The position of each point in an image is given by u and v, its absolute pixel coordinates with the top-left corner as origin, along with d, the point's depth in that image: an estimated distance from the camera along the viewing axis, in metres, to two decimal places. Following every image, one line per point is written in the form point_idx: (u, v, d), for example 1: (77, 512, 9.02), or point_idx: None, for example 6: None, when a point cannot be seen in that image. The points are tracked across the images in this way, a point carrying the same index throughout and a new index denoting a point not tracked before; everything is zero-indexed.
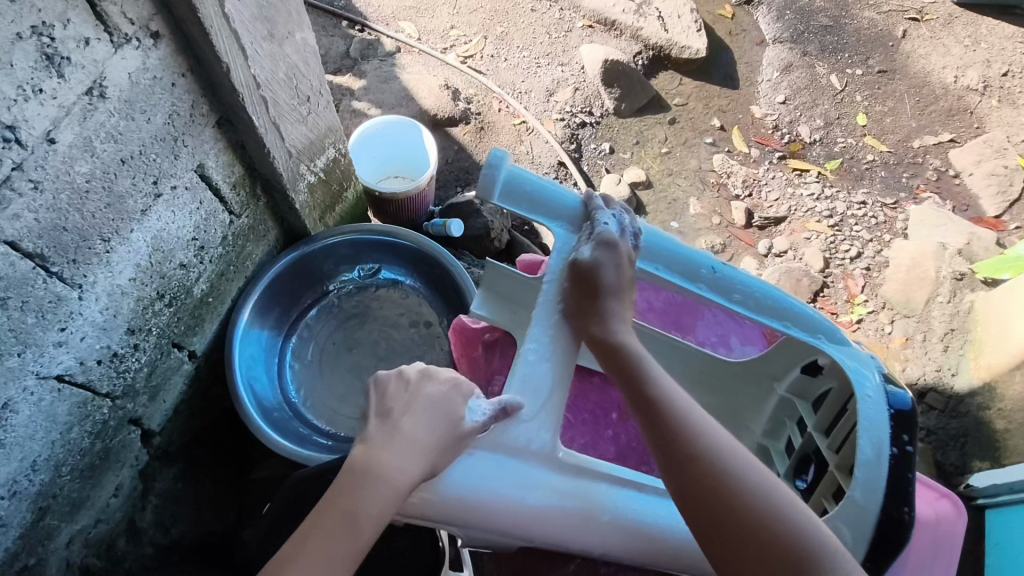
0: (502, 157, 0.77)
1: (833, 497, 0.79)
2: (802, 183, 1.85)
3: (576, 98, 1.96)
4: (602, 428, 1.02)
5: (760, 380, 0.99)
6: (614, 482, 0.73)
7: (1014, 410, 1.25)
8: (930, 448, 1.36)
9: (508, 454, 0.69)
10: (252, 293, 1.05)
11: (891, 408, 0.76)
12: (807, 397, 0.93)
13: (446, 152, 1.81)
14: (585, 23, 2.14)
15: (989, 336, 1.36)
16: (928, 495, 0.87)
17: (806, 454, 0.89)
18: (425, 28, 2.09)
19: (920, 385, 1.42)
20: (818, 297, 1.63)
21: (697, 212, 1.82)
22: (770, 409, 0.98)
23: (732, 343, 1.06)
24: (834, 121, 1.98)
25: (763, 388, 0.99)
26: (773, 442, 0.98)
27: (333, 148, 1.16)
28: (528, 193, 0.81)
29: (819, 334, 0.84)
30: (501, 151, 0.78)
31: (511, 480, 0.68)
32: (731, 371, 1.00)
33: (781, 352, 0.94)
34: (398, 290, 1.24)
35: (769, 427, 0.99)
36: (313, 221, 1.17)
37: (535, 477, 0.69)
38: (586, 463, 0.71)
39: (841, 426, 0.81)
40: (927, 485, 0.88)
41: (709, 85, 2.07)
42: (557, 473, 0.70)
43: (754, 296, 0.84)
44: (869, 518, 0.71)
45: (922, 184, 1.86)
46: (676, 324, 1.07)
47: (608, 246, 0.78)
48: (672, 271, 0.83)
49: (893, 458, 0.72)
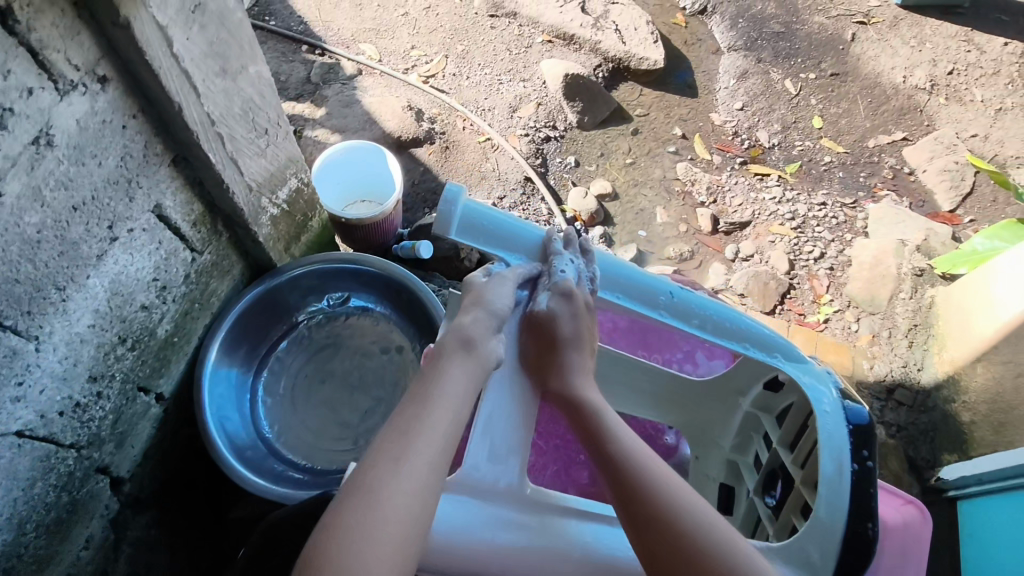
0: (458, 193, 0.79)
1: (800, 514, 0.81)
2: (764, 187, 1.89)
3: (539, 113, 1.98)
4: (574, 453, 1.05)
5: (727, 396, 1.02)
6: (580, 517, 0.75)
7: (980, 403, 1.33)
8: (903, 444, 1.37)
9: (477, 496, 0.73)
10: (219, 329, 1.04)
11: (849, 424, 0.78)
12: (771, 411, 0.95)
13: (412, 173, 1.81)
14: (544, 38, 2.16)
15: (951, 330, 1.40)
16: (893, 501, 0.88)
17: (773, 470, 0.91)
18: (386, 50, 2.09)
19: (889, 381, 1.44)
20: (785, 299, 1.64)
21: (664, 221, 1.84)
22: (738, 423, 1.00)
23: (698, 360, 1.09)
24: (792, 125, 2.03)
25: (730, 403, 1.02)
26: (743, 456, 0.99)
27: (294, 179, 1.15)
28: (486, 228, 0.84)
29: (775, 352, 0.85)
30: (457, 186, 0.79)
31: (482, 521, 0.72)
32: (698, 387, 1.03)
33: (746, 367, 0.97)
34: (368, 317, 1.23)
35: (737, 442, 1.01)
36: (278, 253, 1.15)
37: (501, 514, 0.72)
38: (549, 498, 0.75)
39: (805, 441, 0.83)
40: (890, 491, 0.90)
41: (669, 95, 2.11)
42: (522, 510, 0.73)
43: (712, 319, 0.86)
44: (835, 536, 0.72)
45: (879, 182, 1.91)
46: (643, 343, 1.10)
47: (563, 296, 0.81)
48: (633, 300, 0.86)
49: (854, 474, 0.75)
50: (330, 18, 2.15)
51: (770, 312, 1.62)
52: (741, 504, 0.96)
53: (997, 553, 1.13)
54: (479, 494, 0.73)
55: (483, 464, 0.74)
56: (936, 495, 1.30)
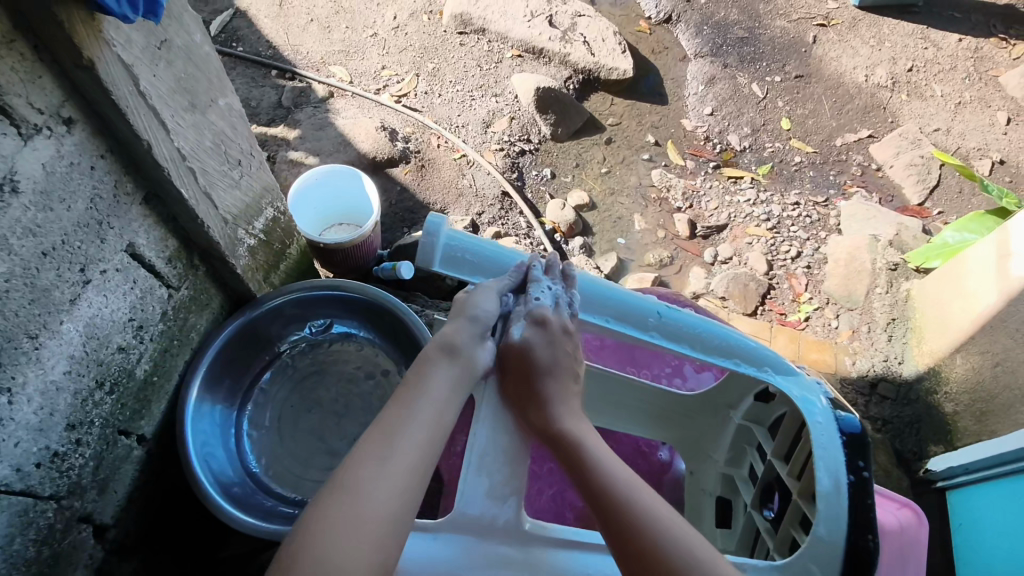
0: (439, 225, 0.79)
1: (800, 528, 0.80)
2: (738, 190, 1.91)
3: (513, 127, 1.99)
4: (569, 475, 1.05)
5: (718, 410, 1.03)
6: (569, 546, 0.74)
7: (960, 393, 1.32)
8: (889, 438, 1.38)
9: (473, 535, 0.72)
10: (200, 365, 1.02)
11: (843, 434, 0.79)
12: (763, 423, 0.95)
13: (389, 193, 1.80)
14: (514, 53, 2.17)
15: (928, 322, 1.43)
16: (889, 505, 0.91)
17: (768, 483, 0.91)
18: (356, 71, 2.09)
19: (872, 376, 1.46)
20: (766, 299, 1.66)
21: (642, 228, 1.85)
22: (729, 435, 1.01)
23: (686, 372, 1.10)
24: (761, 128, 2.06)
25: (721, 416, 1.03)
26: (737, 469, 1.00)
27: (270, 208, 1.14)
28: (469, 258, 0.83)
29: (766, 367, 0.86)
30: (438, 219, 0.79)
31: (479, 560, 0.71)
32: (688, 400, 1.04)
33: (733, 380, 0.98)
34: (353, 342, 1.22)
35: (731, 455, 1.01)
36: (257, 283, 1.14)
37: (488, 551, 0.71)
38: (537, 530, 0.74)
39: (799, 454, 0.84)
40: (885, 496, 0.93)
41: (640, 103, 2.13)
42: (510, 545, 0.72)
43: (700, 337, 0.86)
44: (836, 555, 0.72)
45: (849, 179, 1.95)
46: (631, 360, 1.11)
47: (539, 325, 0.78)
48: (621, 321, 0.86)
49: (852, 486, 0.75)
50: (299, 41, 2.14)
51: (752, 313, 1.63)
52: (740, 518, 0.96)
53: (987, 540, 1.14)
54: (476, 535, 0.72)
55: (467, 501, 0.73)
56: (925, 487, 1.32)
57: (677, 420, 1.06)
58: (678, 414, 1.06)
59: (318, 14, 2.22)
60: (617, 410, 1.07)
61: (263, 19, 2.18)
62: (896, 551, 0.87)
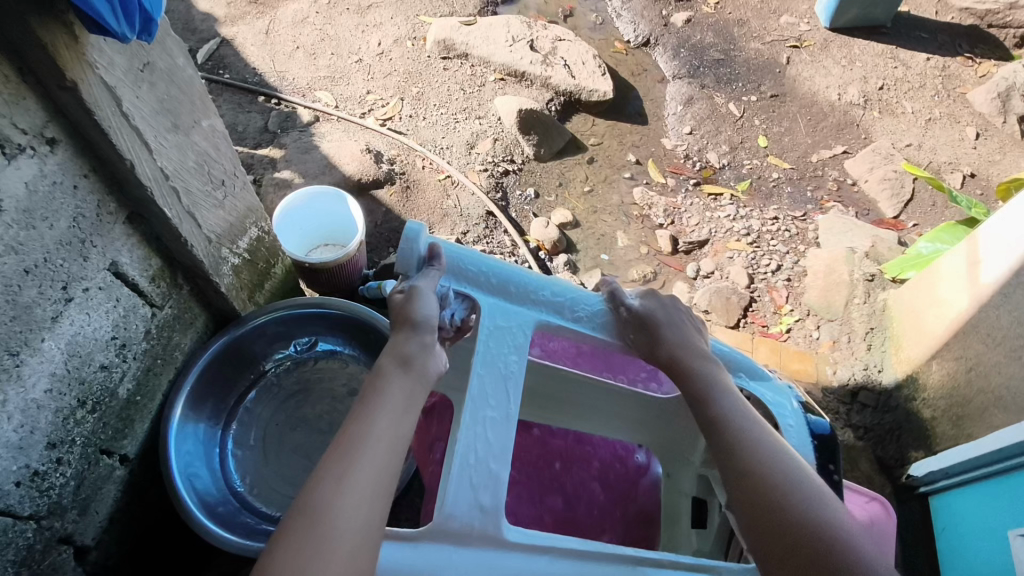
0: (418, 232, 0.83)
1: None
2: (718, 206, 1.95)
3: (496, 148, 2.02)
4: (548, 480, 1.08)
5: (694, 414, 1.04)
6: (557, 555, 0.73)
7: (936, 399, 1.32)
8: (870, 445, 1.40)
9: (452, 543, 0.70)
10: (185, 383, 1.02)
11: (814, 436, 0.82)
12: None
13: (374, 214, 1.82)
14: (496, 76, 2.22)
15: (905, 332, 1.45)
16: (859, 501, 0.94)
17: None
18: (342, 95, 2.13)
19: (852, 384, 1.48)
20: (748, 312, 1.69)
21: (625, 245, 1.88)
22: (706, 438, 1.03)
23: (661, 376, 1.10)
24: (739, 145, 2.11)
25: (697, 420, 1.04)
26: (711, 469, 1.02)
27: (254, 228, 1.15)
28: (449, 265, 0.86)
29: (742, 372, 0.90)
30: (416, 227, 0.83)
31: (460, 569, 0.69)
32: (664, 404, 1.05)
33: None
34: (337, 359, 1.22)
35: (707, 458, 1.03)
36: (241, 302, 1.14)
37: (480, 560, 0.70)
38: (530, 540, 0.72)
39: None
40: (855, 492, 0.97)
41: (621, 123, 2.18)
42: (501, 554, 0.71)
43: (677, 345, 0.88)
44: None
45: (826, 195, 1.99)
46: (607, 365, 1.10)
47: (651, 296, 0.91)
48: (608, 330, 0.89)
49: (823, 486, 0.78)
50: (285, 67, 2.18)
51: (734, 325, 1.66)
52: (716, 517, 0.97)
53: (969, 545, 1.15)
54: (455, 541, 0.70)
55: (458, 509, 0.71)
56: (908, 492, 1.33)
57: (657, 424, 1.08)
58: (659, 418, 1.07)
59: (304, 42, 2.27)
60: (592, 416, 1.08)
61: (249, 47, 2.22)
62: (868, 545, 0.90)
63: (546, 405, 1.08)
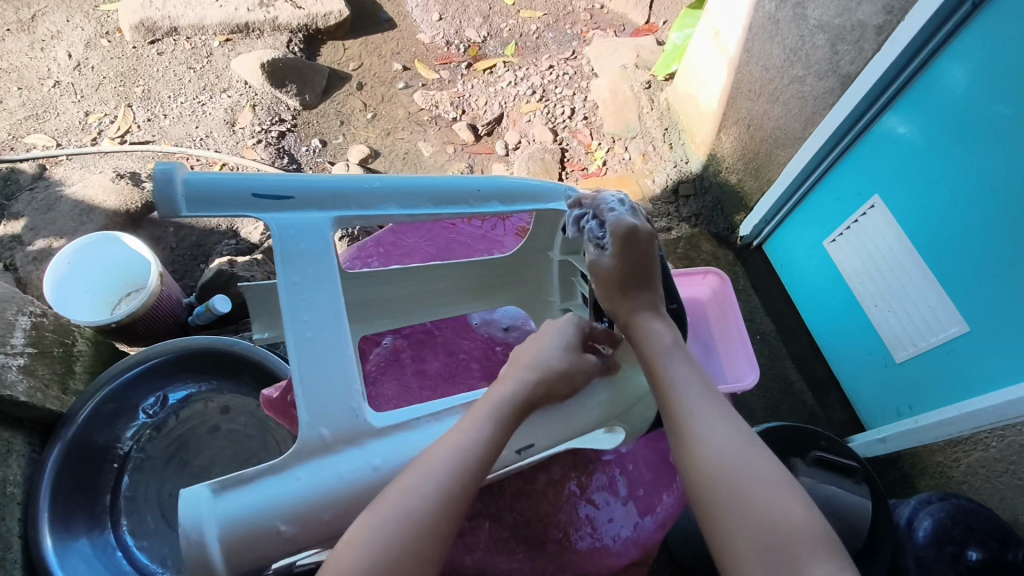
0: (196, 500, 0.53)
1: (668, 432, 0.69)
2: (497, 78, 1.95)
3: (259, 114, 1.83)
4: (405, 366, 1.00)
5: (535, 257, 0.99)
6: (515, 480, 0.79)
7: (733, 164, 1.49)
8: (705, 227, 1.58)
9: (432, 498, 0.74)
10: (40, 511, 0.94)
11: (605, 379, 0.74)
12: (578, 252, 0.94)
13: (164, 239, 1.60)
14: (220, 39, 1.96)
15: (693, 120, 1.62)
16: (695, 279, 0.96)
17: (596, 300, 0.91)
18: (58, 130, 1.78)
19: (672, 184, 1.64)
20: (566, 163, 1.74)
21: (431, 152, 1.83)
22: (556, 274, 0.99)
23: (494, 251, 1.10)
24: (490, 12, 2.09)
25: (541, 262, 0.99)
26: (573, 302, 0.99)
27: (22, 317, 1.03)
28: (260, 513, 0.54)
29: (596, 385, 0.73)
30: (187, 499, 0.53)
31: None
32: (508, 263, 0.98)
33: (539, 222, 0.93)
34: (197, 402, 1.13)
35: (563, 291, 0.99)
36: (58, 399, 1.04)
37: None
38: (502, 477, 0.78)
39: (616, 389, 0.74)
40: (689, 273, 0.96)
41: (370, 36, 2.05)
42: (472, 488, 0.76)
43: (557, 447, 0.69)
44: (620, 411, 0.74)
45: (584, 27, 2.05)
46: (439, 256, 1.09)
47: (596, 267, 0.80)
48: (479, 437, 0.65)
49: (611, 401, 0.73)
50: None
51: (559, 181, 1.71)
52: None
53: (808, 268, 1.35)
54: None
55: None
56: (748, 250, 1.53)
57: (508, 283, 1.00)
58: (506, 276, 1.00)
59: None
60: (457, 294, 0.98)
61: None
62: (718, 317, 0.92)
63: (379, 310, 0.94)
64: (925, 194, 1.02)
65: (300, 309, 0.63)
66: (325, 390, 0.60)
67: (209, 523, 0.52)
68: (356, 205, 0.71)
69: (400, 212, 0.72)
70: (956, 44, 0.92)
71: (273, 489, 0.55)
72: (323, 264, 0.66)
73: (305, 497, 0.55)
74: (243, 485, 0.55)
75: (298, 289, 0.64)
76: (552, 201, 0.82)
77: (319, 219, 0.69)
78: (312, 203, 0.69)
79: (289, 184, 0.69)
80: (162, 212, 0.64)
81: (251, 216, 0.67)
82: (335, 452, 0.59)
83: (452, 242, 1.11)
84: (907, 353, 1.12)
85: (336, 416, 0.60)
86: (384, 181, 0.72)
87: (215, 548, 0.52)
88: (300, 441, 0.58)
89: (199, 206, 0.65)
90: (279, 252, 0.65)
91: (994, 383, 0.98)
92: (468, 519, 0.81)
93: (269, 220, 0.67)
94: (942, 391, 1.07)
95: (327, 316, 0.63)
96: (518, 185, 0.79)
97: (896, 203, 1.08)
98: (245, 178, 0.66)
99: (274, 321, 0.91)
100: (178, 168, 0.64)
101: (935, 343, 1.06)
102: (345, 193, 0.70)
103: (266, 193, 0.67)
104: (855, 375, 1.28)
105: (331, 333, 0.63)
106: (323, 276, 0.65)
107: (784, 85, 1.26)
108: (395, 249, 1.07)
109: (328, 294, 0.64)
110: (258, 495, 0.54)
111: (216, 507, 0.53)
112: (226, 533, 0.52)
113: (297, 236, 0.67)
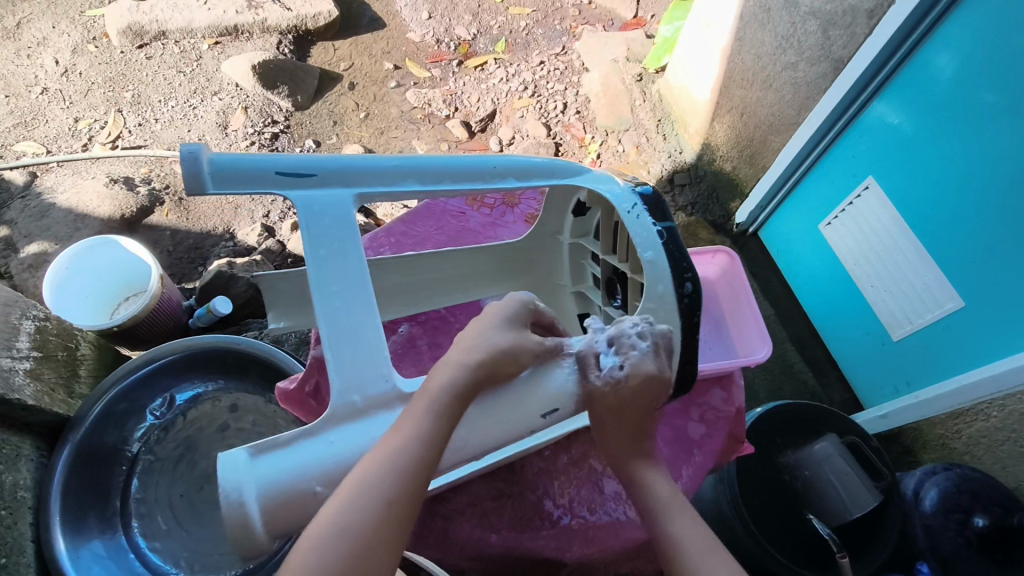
0: (233, 464, 0.54)
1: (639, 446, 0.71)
2: (488, 75, 1.96)
3: (251, 116, 1.82)
4: None
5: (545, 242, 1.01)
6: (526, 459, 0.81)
7: (727, 153, 1.51)
8: (701, 216, 1.60)
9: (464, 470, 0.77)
10: (52, 516, 0.93)
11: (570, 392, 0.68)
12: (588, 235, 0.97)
13: (160, 243, 1.59)
14: (209, 42, 1.95)
15: (685, 111, 1.64)
16: (704, 259, 0.97)
17: (608, 278, 0.92)
18: (48, 137, 1.77)
19: (667, 174, 1.66)
20: (560, 157, 1.75)
21: (425, 150, 1.84)
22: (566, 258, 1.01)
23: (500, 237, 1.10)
24: (479, 10, 2.10)
25: (552, 246, 1.02)
26: (583, 285, 0.99)
27: (26, 320, 1.02)
28: (297, 475, 0.55)
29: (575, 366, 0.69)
30: (226, 464, 0.54)
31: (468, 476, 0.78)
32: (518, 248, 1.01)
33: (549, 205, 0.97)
34: (205, 401, 1.13)
35: (574, 274, 1.00)
36: (64, 404, 1.03)
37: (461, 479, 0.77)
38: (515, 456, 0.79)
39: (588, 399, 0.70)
40: (699, 252, 0.97)
41: (360, 36, 2.05)
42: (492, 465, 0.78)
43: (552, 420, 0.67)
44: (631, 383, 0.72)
45: (573, 22, 2.07)
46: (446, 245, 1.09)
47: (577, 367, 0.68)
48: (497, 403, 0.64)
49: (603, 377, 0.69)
50: None
51: None
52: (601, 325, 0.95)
53: (804, 250, 1.37)
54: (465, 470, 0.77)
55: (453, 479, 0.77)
56: (744, 236, 1.55)
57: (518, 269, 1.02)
58: (516, 262, 1.02)
59: None
60: (468, 280, 1.00)
61: None
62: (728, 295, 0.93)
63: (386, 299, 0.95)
64: (916, 171, 1.04)
65: (328, 280, 0.63)
66: (358, 361, 0.61)
67: (249, 487, 0.53)
68: (376, 181, 0.71)
69: (419, 187, 0.73)
70: (944, 25, 0.94)
71: (308, 452, 0.56)
72: (348, 237, 0.66)
73: (341, 460, 0.57)
74: (280, 448, 0.56)
75: (324, 263, 0.64)
76: (568, 176, 0.81)
77: (341, 194, 0.69)
78: (335, 180, 0.69)
79: (311, 163, 0.69)
80: (189, 191, 0.65)
81: (276, 192, 0.68)
82: (367, 417, 0.60)
83: (461, 232, 1.12)
84: (904, 330, 1.14)
85: (369, 384, 0.60)
86: (401, 161, 0.73)
87: (256, 510, 0.53)
88: (332, 408, 0.59)
89: (225, 180, 0.66)
90: (304, 226, 0.66)
91: (991, 352, 1.00)
92: (488, 505, 0.82)
93: (293, 197, 0.68)
94: (941, 364, 1.09)
95: (353, 287, 0.63)
96: (532, 162, 0.79)
97: (889, 183, 1.10)
98: (267, 158, 0.68)
99: (288, 312, 0.91)
100: (206, 148, 0.66)
101: (932, 318, 1.08)
102: (365, 171, 0.71)
103: (289, 170, 0.68)
104: (853, 355, 1.30)
105: (357, 303, 0.63)
106: (349, 249, 0.66)
107: (777, 72, 1.28)
108: (406, 238, 1.08)
109: (354, 266, 0.65)
110: (295, 459, 0.56)
111: (255, 470, 0.54)
112: (266, 495, 0.53)
113: (321, 212, 0.67)
